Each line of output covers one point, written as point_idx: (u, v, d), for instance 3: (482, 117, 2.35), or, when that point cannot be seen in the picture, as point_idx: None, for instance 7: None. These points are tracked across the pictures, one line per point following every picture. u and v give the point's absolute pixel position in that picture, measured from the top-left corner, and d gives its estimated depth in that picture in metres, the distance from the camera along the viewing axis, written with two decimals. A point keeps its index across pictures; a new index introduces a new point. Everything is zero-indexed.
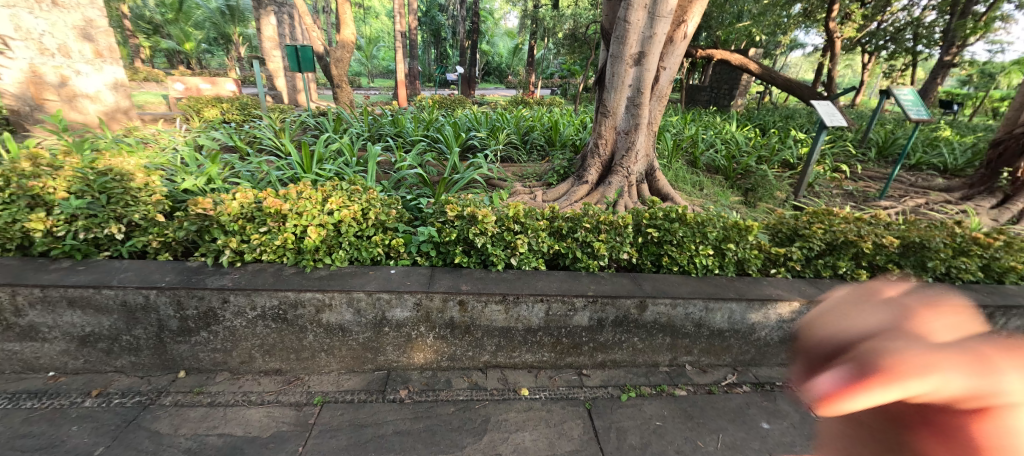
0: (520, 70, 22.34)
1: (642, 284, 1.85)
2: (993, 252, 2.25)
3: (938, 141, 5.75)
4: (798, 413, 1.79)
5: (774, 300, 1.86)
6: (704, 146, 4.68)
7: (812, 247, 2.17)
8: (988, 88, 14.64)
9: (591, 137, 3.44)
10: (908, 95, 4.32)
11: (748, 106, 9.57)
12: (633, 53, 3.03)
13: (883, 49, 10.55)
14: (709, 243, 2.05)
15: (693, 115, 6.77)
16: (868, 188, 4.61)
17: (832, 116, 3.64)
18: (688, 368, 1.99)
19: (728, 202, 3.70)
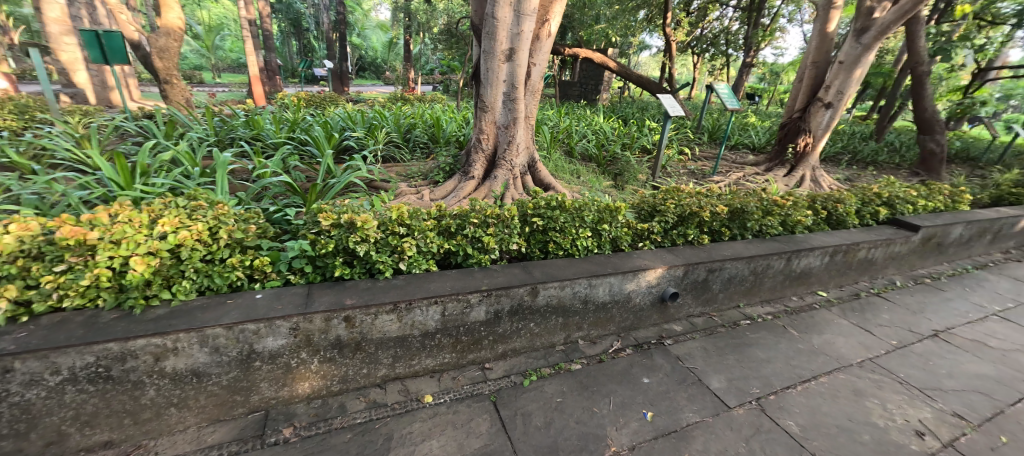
0: (397, 65, 21.46)
1: (532, 271, 1.93)
2: (788, 210, 2.90)
3: (748, 126, 7.18)
4: (670, 364, 2.08)
5: (643, 269, 2.12)
6: (577, 138, 5.09)
7: (668, 220, 2.53)
8: (777, 83, 18.82)
9: (473, 133, 3.46)
10: (725, 89, 5.27)
11: (612, 100, 10.73)
12: (504, 50, 3.12)
13: (707, 52, 12.79)
14: (588, 226, 2.23)
15: (565, 109, 7.28)
16: (705, 167, 5.55)
17: (674, 107, 4.24)
18: (580, 343, 2.15)
19: (601, 186, 4.09)
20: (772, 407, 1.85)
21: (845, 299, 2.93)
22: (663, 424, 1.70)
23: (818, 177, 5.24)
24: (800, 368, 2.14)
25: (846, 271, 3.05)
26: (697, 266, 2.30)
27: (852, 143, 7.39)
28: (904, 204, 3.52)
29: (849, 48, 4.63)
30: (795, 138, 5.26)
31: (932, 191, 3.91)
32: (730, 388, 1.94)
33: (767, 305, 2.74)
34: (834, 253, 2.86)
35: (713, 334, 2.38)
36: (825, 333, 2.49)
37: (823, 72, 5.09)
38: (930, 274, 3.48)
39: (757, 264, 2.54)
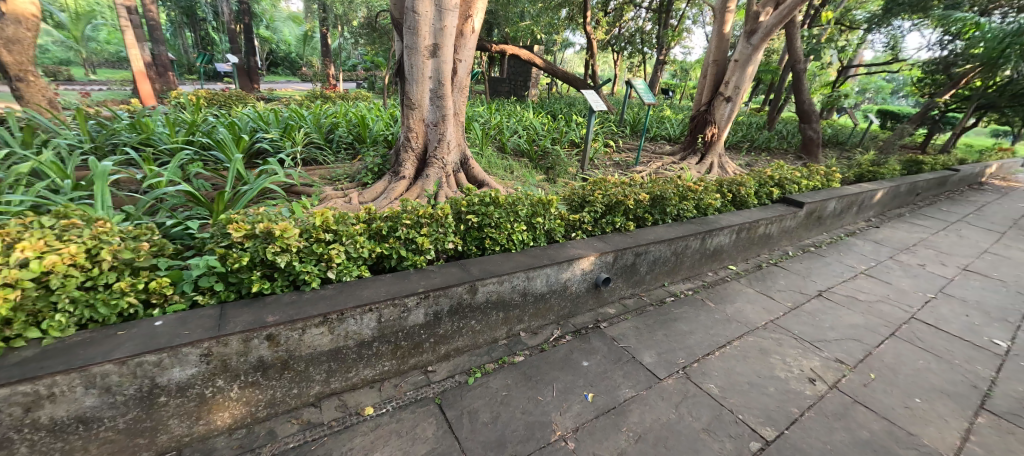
0: (315, 60, 19.98)
1: (470, 269, 1.92)
2: (700, 195, 3.20)
3: (664, 119, 7.77)
4: (606, 345, 2.20)
5: (576, 258, 2.21)
6: (509, 134, 5.14)
7: (597, 210, 2.66)
8: (687, 79, 20.60)
9: (401, 131, 3.34)
10: (641, 85, 5.64)
11: (540, 96, 10.99)
12: (428, 45, 3.04)
13: (625, 49, 13.58)
14: (522, 220, 2.27)
15: (495, 105, 7.31)
16: (628, 158, 5.91)
17: (597, 102, 4.44)
18: (521, 335, 2.20)
19: (534, 181, 4.18)
20: (696, 374, 2.04)
21: (750, 270, 3.30)
22: (603, 403, 1.80)
23: (724, 164, 5.83)
24: (717, 336, 2.38)
25: (750, 246, 3.44)
26: (625, 251, 2.45)
27: (750, 132, 8.33)
28: (792, 184, 4.05)
29: (742, 48, 5.19)
30: (703, 129, 5.80)
31: (813, 172, 4.54)
32: (660, 362, 2.11)
33: (687, 281, 3.01)
34: (740, 231, 3.20)
35: (642, 313, 2.55)
36: (736, 303, 2.79)
37: (723, 70, 5.65)
38: (814, 243, 4.05)
39: (676, 246, 2.77)
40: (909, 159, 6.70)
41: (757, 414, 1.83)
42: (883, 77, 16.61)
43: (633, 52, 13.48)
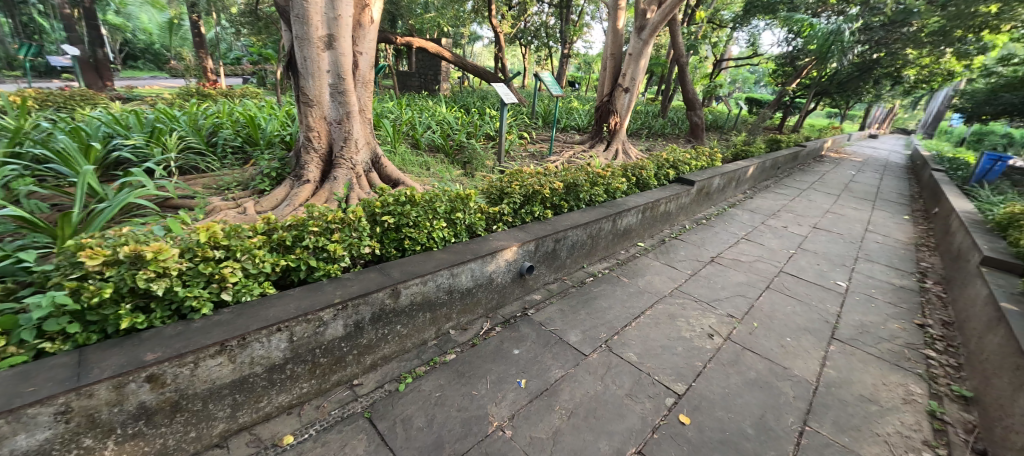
0: (187, 53, 17.32)
1: (389, 271, 1.83)
2: (608, 180, 3.43)
3: (573, 110, 8.15)
4: (534, 331, 2.27)
5: (499, 250, 2.23)
6: (422, 129, 4.98)
7: (516, 201, 2.70)
8: (591, 72, 21.83)
9: (300, 131, 3.06)
10: (549, 78, 5.83)
11: (452, 90, 10.82)
12: (321, 36, 2.81)
13: (532, 43, 13.95)
14: (442, 217, 2.23)
15: (406, 100, 7.03)
16: (542, 148, 6.12)
17: (508, 95, 4.49)
18: (451, 333, 2.16)
19: (452, 176, 4.12)
20: (617, 346, 2.20)
21: (656, 246, 3.64)
22: (536, 387, 1.86)
23: (627, 150, 6.32)
24: (632, 308, 2.59)
25: (654, 224, 3.79)
26: (545, 239, 2.54)
27: (647, 120, 9.12)
28: (684, 166, 4.53)
29: (634, 43, 5.63)
30: (607, 118, 6.21)
31: (700, 154, 5.12)
32: (585, 339, 2.23)
33: (603, 261, 3.22)
34: (644, 211, 3.51)
35: (565, 296, 2.67)
36: (646, 276, 3.06)
37: (619, 63, 6.08)
38: (705, 216, 4.59)
39: (591, 229, 2.94)
40: (770, 138, 7.90)
41: (669, 373, 2.04)
42: (748, 69, 19.33)
43: (539, 45, 13.88)
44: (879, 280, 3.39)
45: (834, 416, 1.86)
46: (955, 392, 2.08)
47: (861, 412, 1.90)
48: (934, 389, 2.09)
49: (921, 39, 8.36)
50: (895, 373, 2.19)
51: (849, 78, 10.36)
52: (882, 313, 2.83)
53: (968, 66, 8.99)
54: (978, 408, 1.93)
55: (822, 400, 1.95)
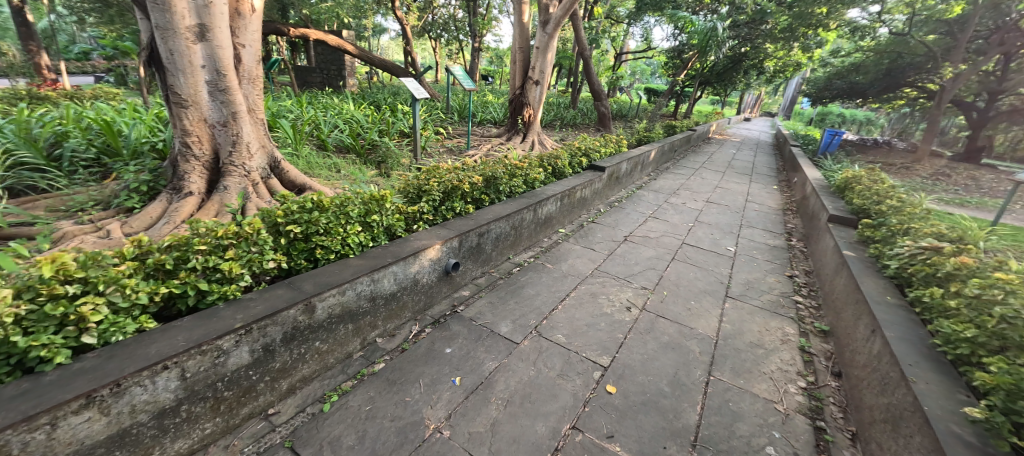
0: (8, 45, 13.96)
1: (300, 285, 1.68)
2: (526, 171, 3.51)
3: (488, 103, 8.17)
4: (466, 327, 2.26)
5: (422, 250, 2.16)
6: (328, 129, 4.62)
7: (435, 198, 2.64)
8: (503, 66, 22.08)
9: (175, 136, 2.65)
10: (460, 71, 5.73)
11: (360, 86, 10.19)
12: (190, 26, 2.45)
13: (441, 36, 13.66)
14: (356, 221, 2.09)
15: (307, 98, 6.45)
16: (459, 143, 6.05)
17: (418, 89, 4.33)
18: (377, 342, 2.06)
19: (366, 177, 3.89)
20: (546, 330, 2.28)
21: (576, 231, 3.83)
22: (471, 383, 1.86)
23: (543, 140, 6.52)
24: (558, 292, 2.70)
25: (572, 210, 3.97)
26: (468, 234, 2.53)
27: (559, 111, 9.50)
28: (595, 153, 4.80)
29: (540, 36, 5.79)
30: (521, 111, 6.33)
31: (608, 141, 5.48)
32: (515, 328, 2.28)
33: (528, 251, 3.30)
34: (562, 199, 3.66)
35: (494, 288, 2.69)
36: (569, 260, 3.20)
37: (528, 56, 6.22)
38: (617, 199, 4.93)
39: (513, 220, 2.99)
40: (667, 124, 8.72)
41: (595, 348, 2.17)
42: (644, 62, 21.07)
43: (449, 38, 13.65)
44: (758, 242, 3.95)
45: (732, 364, 2.14)
46: (817, 328, 2.51)
47: (752, 356, 2.21)
48: (803, 328, 2.51)
49: (776, 34, 9.86)
50: (774, 320, 2.58)
51: (725, 68, 11.81)
52: (762, 269, 3.31)
53: (811, 57, 10.78)
54: (834, 338, 2.36)
55: (722, 351, 2.23)
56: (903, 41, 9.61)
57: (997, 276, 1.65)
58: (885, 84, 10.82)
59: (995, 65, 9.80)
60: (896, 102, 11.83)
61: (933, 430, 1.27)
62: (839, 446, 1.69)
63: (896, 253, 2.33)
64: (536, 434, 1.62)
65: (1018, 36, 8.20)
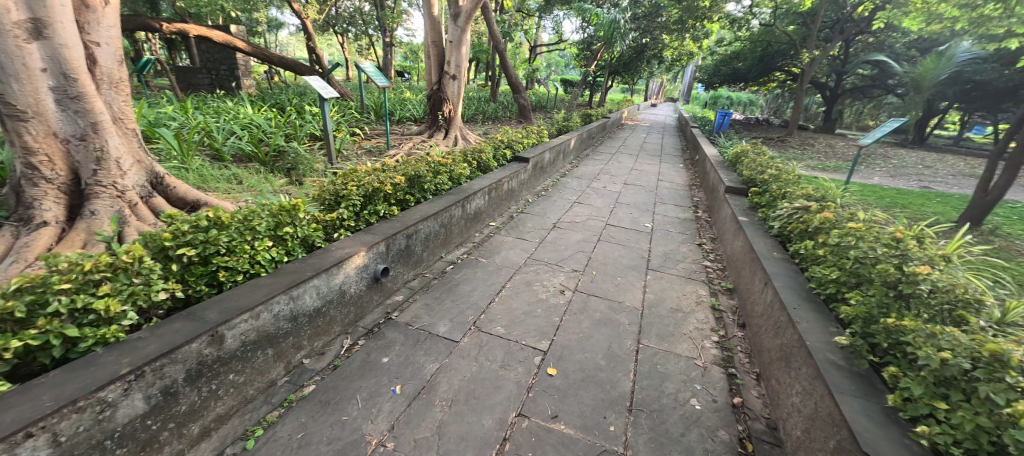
0: None
1: (203, 315, 1.49)
2: (450, 167, 3.45)
3: (405, 100, 7.89)
4: (402, 333, 2.18)
5: (345, 259, 2.03)
6: (222, 136, 4.12)
7: (355, 203, 2.48)
8: (419, 62, 21.49)
9: (14, 156, 2.17)
10: (370, 68, 5.40)
11: (259, 87, 9.24)
12: (20, 22, 2.03)
13: (348, 31, 12.85)
14: (265, 235, 1.90)
15: (194, 103, 5.69)
16: (379, 143, 5.78)
17: (325, 88, 4.02)
18: (303, 363, 1.91)
19: (273, 187, 3.55)
20: (485, 324, 2.29)
21: (506, 222, 3.87)
22: (412, 389, 1.80)
23: (466, 136, 6.47)
24: (494, 285, 2.71)
25: (501, 203, 4.00)
26: (395, 237, 2.42)
27: (480, 106, 9.49)
28: (517, 145, 4.87)
29: (452, 30, 5.68)
30: (440, 107, 6.20)
31: (529, 132, 5.58)
32: (454, 326, 2.25)
33: (460, 248, 3.26)
34: (489, 192, 3.66)
35: (429, 289, 2.63)
36: (501, 253, 3.22)
37: (441, 50, 6.08)
38: (543, 188, 5.07)
39: (442, 218, 2.93)
40: (584, 114, 9.14)
41: (534, 334, 2.22)
42: (557, 54, 21.81)
43: (356, 33, 12.88)
44: (671, 216, 4.32)
45: (657, 330, 2.33)
46: (725, 288, 2.83)
47: (673, 321, 2.43)
48: (712, 289, 2.81)
49: (671, 26, 10.79)
50: (689, 285, 2.86)
51: (630, 58, 12.66)
52: (676, 241, 3.63)
53: (701, 47, 11.99)
54: (738, 295, 2.67)
55: (648, 320, 2.42)
56: (770, 31, 11.08)
57: (850, 226, 1.98)
58: (760, 69, 12.41)
59: (839, 51, 11.71)
60: (770, 84, 13.65)
61: (814, 361, 1.50)
62: (748, 388, 1.93)
63: (778, 215, 2.69)
64: (484, 428, 1.62)
65: (853, 26, 9.88)
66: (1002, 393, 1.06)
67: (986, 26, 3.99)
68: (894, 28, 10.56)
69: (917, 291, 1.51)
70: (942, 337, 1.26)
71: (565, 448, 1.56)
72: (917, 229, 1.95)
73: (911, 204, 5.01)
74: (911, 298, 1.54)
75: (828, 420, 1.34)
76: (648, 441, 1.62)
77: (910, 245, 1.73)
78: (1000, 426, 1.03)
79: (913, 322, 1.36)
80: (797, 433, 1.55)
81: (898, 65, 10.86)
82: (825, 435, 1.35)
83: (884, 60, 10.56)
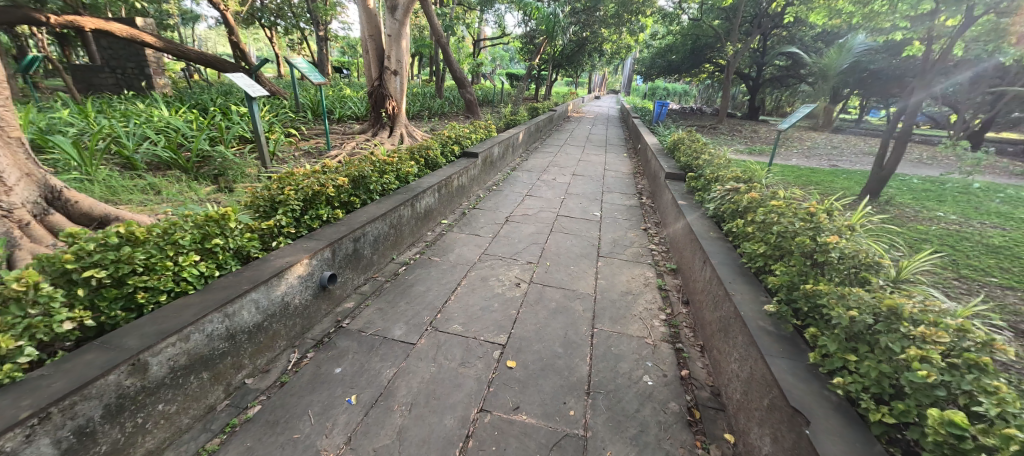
0: None
1: (120, 342, 1.34)
2: (396, 166, 3.34)
3: (345, 98, 7.52)
4: (354, 341, 2.09)
5: (285, 269, 1.91)
6: (133, 142, 3.69)
7: (294, 208, 2.33)
8: (358, 57, 20.58)
9: None
10: (302, 64, 5.06)
11: (177, 87, 8.41)
12: None
13: (276, 25, 11.98)
14: (190, 249, 1.73)
15: (96, 106, 5.04)
16: (318, 143, 5.48)
17: (253, 86, 3.72)
18: (246, 384, 1.77)
19: (199, 197, 3.25)
20: (441, 324, 2.26)
21: (458, 219, 3.82)
22: (369, 397, 1.74)
23: (412, 133, 6.31)
24: (449, 284, 2.68)
25: (452, 200, 3.95)
26: (341, 242, 2.31)
27: (425, 101, 9.26)
28: (465, 140, 4.82)
29: (390, 24, 5.47)
30: (383, 103, 5.97)
31: (477, 127, 5.54)
32: (409, 329, 2.20)
33: (412, 248, 3.18)
34: (439, 189, 3.60)
35: (381, 293, 2.54)
36: (455, 250, 3.19)
37: (380, 44, 5.84)
38: (494, 183, 5.06)
39: (390, 219, 2.84)
40: (530, 107, 9.23)
41: (491, 329, 2.23)
42: (501, 48, 21.78)
43: (285, 27, 12.04)
44: (617, 204, 4.50)
45: (609, 313, 2.43)
46: (669, 269, 3.00)
47: (624, 303, 2.54)
48: (658, 270, 2.97)
49: (609, 20, 11.14)
50: (637, 268, 3.00)
51: (572, 52, 12.93)
52: (623, 227, 3.79)
53: (638, 41, 12.51)
54: (681, 274, 2.84)
55: (601, 305, 2.51)
56: (698, 25, 11.79)
57: (773, 203, 2.17)
58: (691, 62, 13.19)
59: (759, 43, 12.73)
60: (701, 75, 14.56)
61: (748, 329, 1.63)
62: (693, 360, 2.07)
63: (713, 197, 2.89)
64: (445, 429, 1.61)
65: (768, 21, 10.76)
66: (899, 342, 1.21)
67: (876, 19, 4.49)
68: (803, 23, 11.65)
69: (829, 258, 1.69)
70: (850, 297, 1.42)
71: (527, 437, 1.59)
72: (827, 203, 2.17)
73: (824, 182, 5.59)
74: (825, 266, 1.72)
75: (762, 381, 1.47)
76: (605, 421, 1.69)
77: (822, 218, 1.93)
78: (898, 370, 1.18)
79: (826, 286, 1.52)
80: (736, 397, 1.68)
81: (807, 56, 11.99)
82: (760, 395, 1.48)
83: (796, 52, 11.63)
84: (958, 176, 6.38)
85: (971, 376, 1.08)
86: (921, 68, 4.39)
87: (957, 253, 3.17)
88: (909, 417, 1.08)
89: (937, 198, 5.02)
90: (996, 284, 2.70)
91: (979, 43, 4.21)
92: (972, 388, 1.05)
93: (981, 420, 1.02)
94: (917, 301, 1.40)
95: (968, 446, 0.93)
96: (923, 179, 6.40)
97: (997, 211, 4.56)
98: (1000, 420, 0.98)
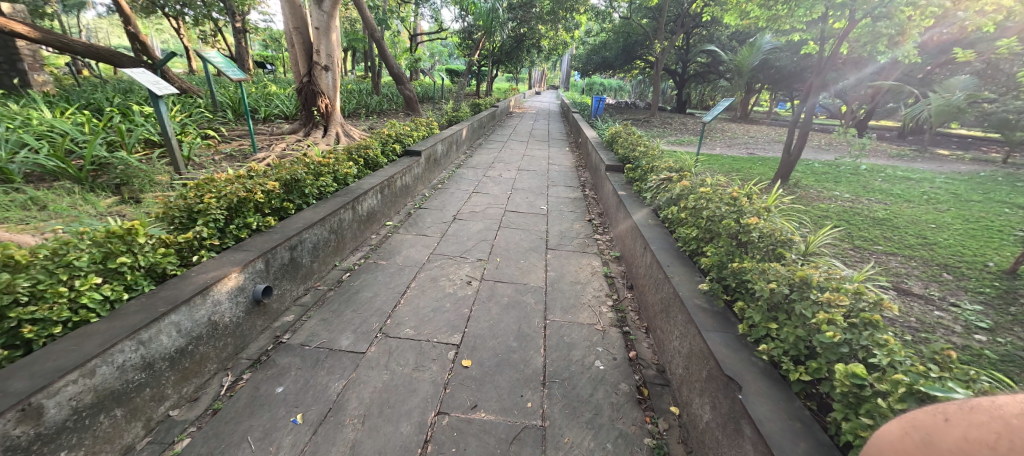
0: None
1: (4, 385, 1.15)
2: (333, 167, 3.16)
3: (271, 95, 6.96)
4: (297, 357, 1.95)
5: (211, 285, 1.73)
6: (6, 150, 3.14)
7: (218, 217, 2.11)
8: (283, 50, 19.17)
9: None
10: (217, 58, 4.58)
11: (63, 85, 7.32)
12: None
13: (183, 15, 10.77)
14: (90, 272, 1.52)
15: None
16: (242, 146, 5.04)
17: (158, 83, 3.29)
18: (170, 416, 1.60)
19: (98, 211, 2.85)
20: (392, 329, 2.18)
21: (403, 220, 3.70)
22: (316, 414, 1.64)
23: (349, 132, 6.00)
24: (397, 287, 2.59)
25: (396, 200, 3.81)
26: (275, 251, 2.15)
27: (362, 98, 8.85)
28: (407, 138, 4.67)
29: (317, 16, 5.13)
30: (314, 101, 5.62)
31: (419, 125, 5.41)
32: (357, 338, 2.10)
33: (356, 253, 3.03)
34: (381, 190, 3.45)
35: (324, 303, 2.40)
36: (402, 252, 3.09)
37: (306, 37, 5.44)
38: (439, 181, 4.98)
39: (329, 224, 2.67)
40: (472, 103, 9.16)
41: (445, 329, 2.20)
42: (439, 42, 21.23)
43: (194, 17, 10.85)
44: (562, 197, 4.62)
45: (560, 304, 2.49)
46: (613, 257, 3.13)
47: (573, 293, 2.62)
48: (604, 259, 3.09)
49: (545, 17, 11.29)
50: (584, 258, 3.10)
51: (511, 48, 13.02)
52: (569, 219, 3.90)
53: (573, 37, 12.88)
54: (625, 261, 2.98)
55: (552, 296, 2.56)
56: (629, 23, 12.37)
57: (702, 190, 2.34)
58: (624, 58, 13.82)
59: (683, 42, 13.65)
60: (633, 71, 15.32)
61: (686, 308, 1.75)
62: (639, 341, 2.19)
63: (650, 186, 3.06)
64: (403, 436, 1.56)
65: (690, 21, 11.55)
66: (810, 308, 1.36)
67: (778, 22, 4.98)
68: (719, 23, 12.63)
69: (751, 238, 1.86)
70: (769, 272, 1.58)
71: (487, 434, 1.59)
72: (747, 188, 2.38)
73: (745, 169, 6.13)
74: (748, 245, 1.89)
75: (700, 355, 1.59)
76: (562, 408, 1.74)
77: (742, 202, 2.12)
78: (810, 334, 1.33)
79: (750, 264, 1.68)
80: (679, 371, 1.80)
81: (725, 54, 13.07)
82: (699, 367, 1.60)
83: (714, 50, 12.65)
84: (850, 159, 7.32)
85: (867, 332, 1.25)
86: (819, 65, 4.92)
87: (852, 227, 3.64)
88: (821, 373, 1.22)
89: (835, 179, 5.71)
90: (881, 251, 3.13)
91: (860, 45, 4.80)
92: (868, 343, 1.21)
93: (876, 369, 1.18)
94: (823, 271, 1.58)
95: (867, 393, 1.07)
96: (823, 163, 7.27)
97: (881, 188, 5.29)
98: (890, 367, 1.13)
